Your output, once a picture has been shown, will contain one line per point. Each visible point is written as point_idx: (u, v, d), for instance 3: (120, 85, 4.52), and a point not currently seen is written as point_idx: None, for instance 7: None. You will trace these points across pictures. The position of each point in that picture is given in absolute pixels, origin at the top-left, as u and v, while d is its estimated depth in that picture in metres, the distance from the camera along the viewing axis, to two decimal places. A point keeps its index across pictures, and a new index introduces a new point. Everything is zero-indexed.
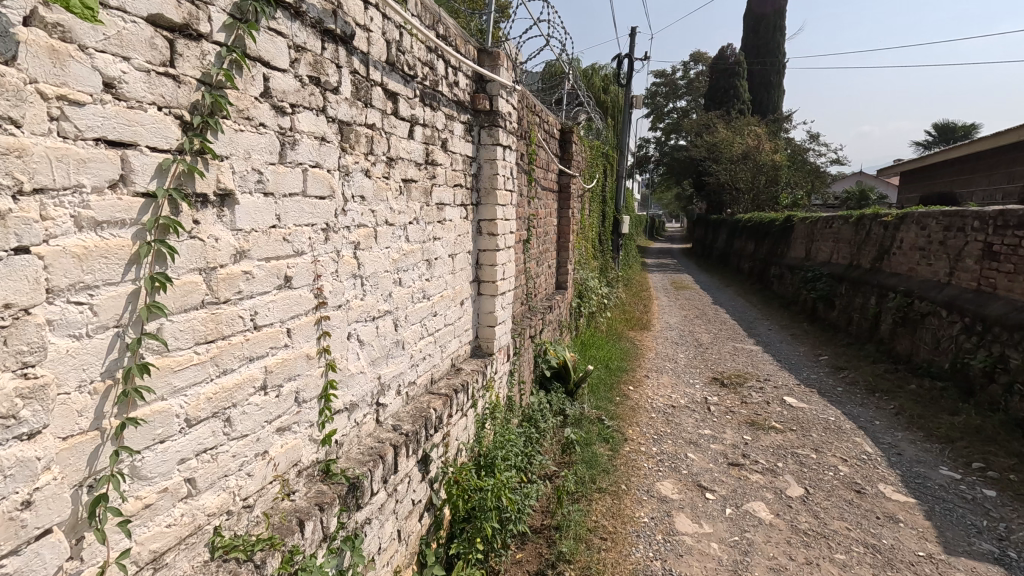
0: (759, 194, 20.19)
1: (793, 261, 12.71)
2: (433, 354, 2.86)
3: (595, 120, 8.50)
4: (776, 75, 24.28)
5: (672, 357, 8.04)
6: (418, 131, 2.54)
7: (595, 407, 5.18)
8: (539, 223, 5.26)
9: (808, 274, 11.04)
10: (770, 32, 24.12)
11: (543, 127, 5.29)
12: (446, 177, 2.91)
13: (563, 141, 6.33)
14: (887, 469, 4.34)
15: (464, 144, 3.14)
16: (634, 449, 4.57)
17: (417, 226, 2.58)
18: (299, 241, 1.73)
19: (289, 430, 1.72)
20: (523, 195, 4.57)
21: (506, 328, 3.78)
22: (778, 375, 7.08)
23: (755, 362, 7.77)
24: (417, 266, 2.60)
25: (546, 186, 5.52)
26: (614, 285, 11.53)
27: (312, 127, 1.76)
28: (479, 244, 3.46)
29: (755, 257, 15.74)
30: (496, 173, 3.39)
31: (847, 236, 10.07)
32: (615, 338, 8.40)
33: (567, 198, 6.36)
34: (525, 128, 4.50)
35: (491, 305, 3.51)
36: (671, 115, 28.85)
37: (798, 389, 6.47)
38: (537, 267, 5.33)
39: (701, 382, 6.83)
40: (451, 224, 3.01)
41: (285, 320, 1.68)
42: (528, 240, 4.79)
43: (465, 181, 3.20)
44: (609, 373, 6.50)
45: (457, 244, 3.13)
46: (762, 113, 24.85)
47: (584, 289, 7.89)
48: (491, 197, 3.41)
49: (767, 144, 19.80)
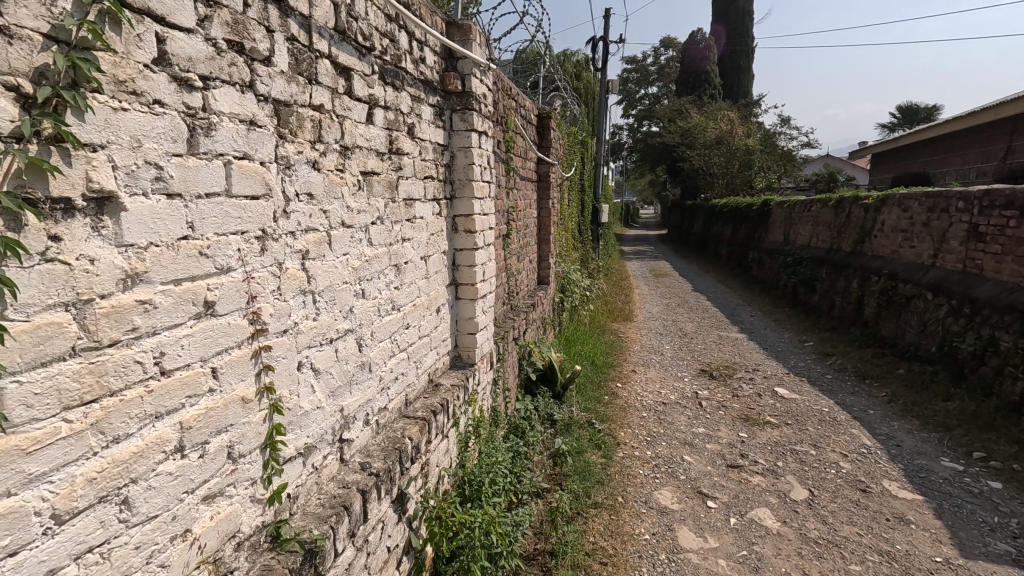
0: (734, 179, 20.20)
1: (772, 245, 12.66)
2: (407, 372, 2.51)
3: (571, 105, 8.16)
4: (746, 60, 24.30)
5: (658, 349, 7.83)
6: (379, 115, 2.16)
7: (584, 410, 4.89)
8: (518, 216, 4.91)
9: (788, 258, 10.98)
10: (739, 16, 24.07)
11: (520, 112, 4.92)
12: (414, 169, 2.54)
13: (540, 127, 5.98)
14: (888, 463, 4.18)
15: (433, 130, 2.77)
16: (628, 454, 4.30)
17: (382, 226, 2.21)
18: (224, 255, 1.35)
19: (221, 495, 1.35)
20: (502, 186, 4.21)
21: (489, 333, 3.44)
22: (766, 364, 6.93)
23: (741, 351, 7.63)
24: (384, 274, 2.24)
25: (524, 175, 5.16)
26: (595, 276, 11.25)
27: (235, 107, 1.38)
28: (455, 243, 3.10)
29: (733, 242, 15.71)
30: (472, 163, 3.02)
31: (827, 219, 10.01)
32: (599, 332, 8.14)
33: (546, 188, 6.02)
34: (501, 112, 4.14)
35: (472, 310, 3.16)
36: (643, 101, 28.69)
37: (788, 379, 6.32)
38: (519, 263, 5.00)
39: (689, 375, 6.63)
40: (422, 223, 2.64)
41: (207, 357, 1.29)
42: (507, 234, 4.44)
43: (437, 173, 2.82)
44: (595, 370, 6.23)
45: (431, 244, 2.76)
46: (734, 97, 24.58)
47: (566, 283, 7.59)
48: (467, 190, 3.05)
49: (740, 129, 19.80)
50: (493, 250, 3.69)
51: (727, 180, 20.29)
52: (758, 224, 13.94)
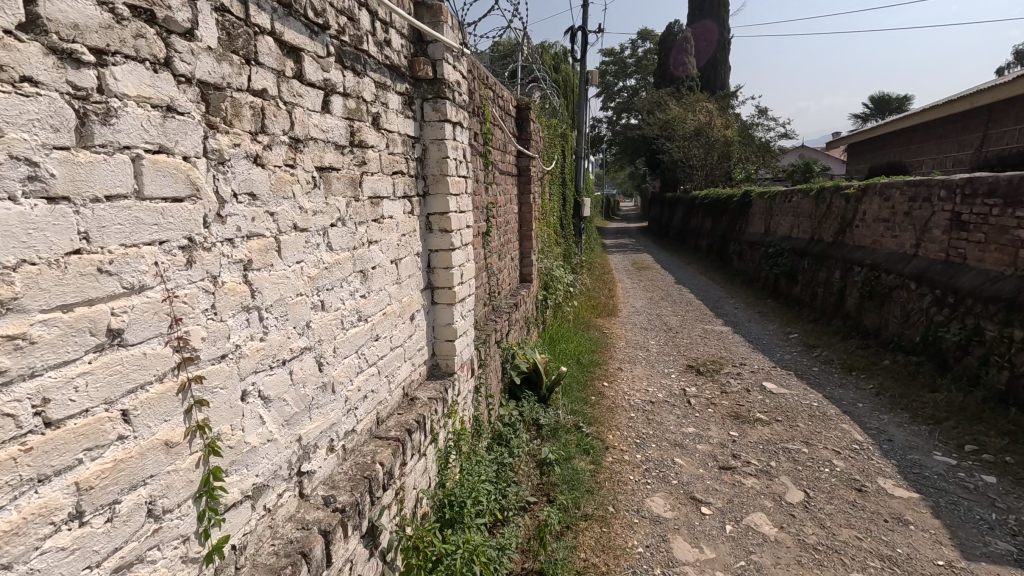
0: (713, 171, 20.24)
1: (752, 236, 12.67)
2: (377, 388, 2.27)
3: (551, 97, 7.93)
4: (722, 51, 24.36)
5: (643, 344, 7.70)
6: (337, 103, 1.92)
7: (571, 413, 4.71)
8: (498, 212, 4.68)
9: (770, 249, 10.96)
10: (715, 8, 24.07)
11: (497, 103, 4.68)
12: (381, 163, 2.29)
13: (519, 119, 5.74)
14: (881, 460, 4.10)
15: (402, 120, 2.52)
16: (617, 459, 4.13)
17: (343, 228, 1.97)
18: (137, 270, 1.10)
19: (140, 562, 1.11)
20: (480, 181, 3.97)
21: (469, 340, 3.22)
22: (753, 358, 6.85)
23: (728, 345, 7.54)
24: (347, 281, 2.00)
25: (503, 169, 4.93)
26: (577, 271, 11.07)
27: (145, 90, 1.13)
28: (429, 244, 2.86)
29: (714, 233, 15.72)
30: (446, 156, 2.79)
31: (808, 210, 10.00)
32: (583, 329, 7.98)
33: (527, 182, 5.80)
34: (477, 103, 3.90)
35: (449, 315, 2.94)
36: (622, 94, 28.59)
37: (775, 373, 6.23)
38: (500, 262, 4.78)
39: (676, 371, 6.51)
40: (392, 223, 2.40)
41: (114, 398, 1.05)
42: (487, 232, 4.22)
43: (407, 168, 2.58)
44: (581, 370, 6.06)
45: (402, 246, 2.52)
46: (711, 88, 24.64)
47: (549, 280, 7.39)
48: (441, 186, 2.81)
49: (719, 120, 19.81)
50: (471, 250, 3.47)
51: (706, 172, 20.32)
52: (738, 215, 13.94)
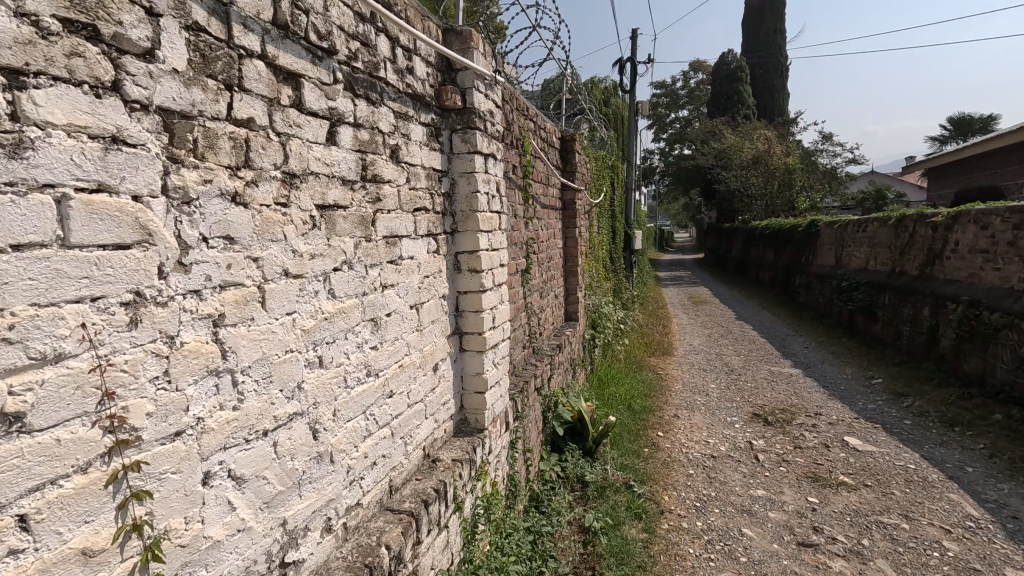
0: (774, 200, 19.24)
1: (821, 269, 11.71)
2: (390, 451, 2.00)
3: (599, 129, 7.71)
4: (780, 79, 23.56)
5: (702, 388, 7.07)
6: (345, 134, 1.73)
7: (620, 468, 4.25)
8: (540, 248, 4.41)
9: (843, 283, 10.03)
10: (770, 35, 23.44)
11: (539, 135, 4.48)
12: (400, 199, 2.08)
13: (564, 151, 5.52)
14: (1006, 545, 3.36)
15: (426, 153, 2.33)
16: (674, 526, 3.62)
17: (350, 273, 1.75)
18: (55, 335, 0.90)
19: None
20: (518, 216, 3.74)
21: (502, 390, 2.91)
22: (830, 407, 6.09)
23: (799, 391, 6.78)
24: (353, 332, 1.76)
25: (546, 203, 4.68)
26: (628, 306, 10.55)
27: (81, 117, 0.95)
28: (457, 285, 2.62)
29: (776, 265, 14.74)
30: (476, 190, 2.56)
31: (886, 240, 9.09)
32: (635, 370, 7.46)
33: (572, 216, 5.52)
34: (515, 134, 3.70)
35: (479, 364, 2.64)
36: (674, 125, 28.14)
37: (858, 426, 5.47)
38: (541, 301, 4.48)
39: (741, 420, 5.86)
40: (411, 264, 2.17)
41: (6, 501, 0.83)
42: (527, 269, 3.95)
43: (432, 204, 2.37)
44: (632, 417, 5.56)
45: (424, 289, 2.29)
46: (768, 116, 23.82)
47: (598, 317, 6.98)
48: (470, 222, 2.58)
49: (779, 148, 18.93)
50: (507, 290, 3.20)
51: (766, 202, 19.36)
52: (804, 246, 13.00)
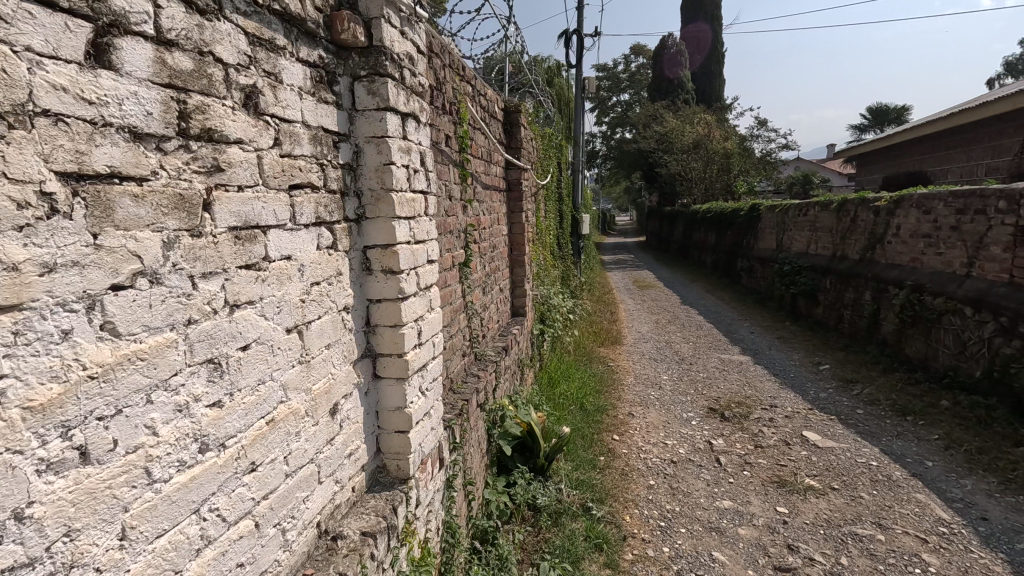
0: (713, 184, 19.50)
1: (763, 253, 11.80)
2: (256, 551, 1.33)
3: (545, 105, 7.08)
4: (717, 64, 23.87)
5: (655, 380, 6.74)
6: (135, 52, 1.01)
7: (575, 486, 3.76)
8: (481, 235, 3.77)
9: (785, 267, 10.07)
10: (708, 20, 23.61)
11: (478, 102, 3.80)
12: (266, 170, 1.38)
13: (507, 125, 4.86)
14: (984, 554, 3.15)
15: (311, 104, 1.61)
16: (638, 557, 3.17)
17: (158, 293, 1.05)
18: None
19: None
20: (452, 197, 3.07)
21: (434, 422, 2.26)
22: (784, 398, 5.91)
23: (751, 380, 6.60)
24: (166, 388, 1.06)
25: (487, 182, 4.03)
26: (577, 294, 10.15)
27: None
28: (368, 291, 1.93)
29: (718, 249, 14.86)
30: (390, 162, 1.88)
31: (827, 225, 9.15)
32: (585, 363, 7.04)
33: (518, 198, 4.89)
34: (447, 97, 3.01)
35: (400, 396, 1.99)
36: (616, 108, 27.99)
37: (814, 418, 5.29)
38: (484, 298, 3.85)
39: (697, 416, 5.54)
40: (288, 269, 1.48)
41: None
42: (465, 261, 3.30)
43: (322, 179, 1.66)
44: (586, 419, 5.11)
45: (311, 302, 1.60)
46: (706, 101, 24.10)
47: (546, 309, 6.45)
48: (383, 205, 1.90)
49: (718, 133, 19.12)
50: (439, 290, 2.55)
51: (705, 187, 19.59)
52: (745, 230, 13.09)
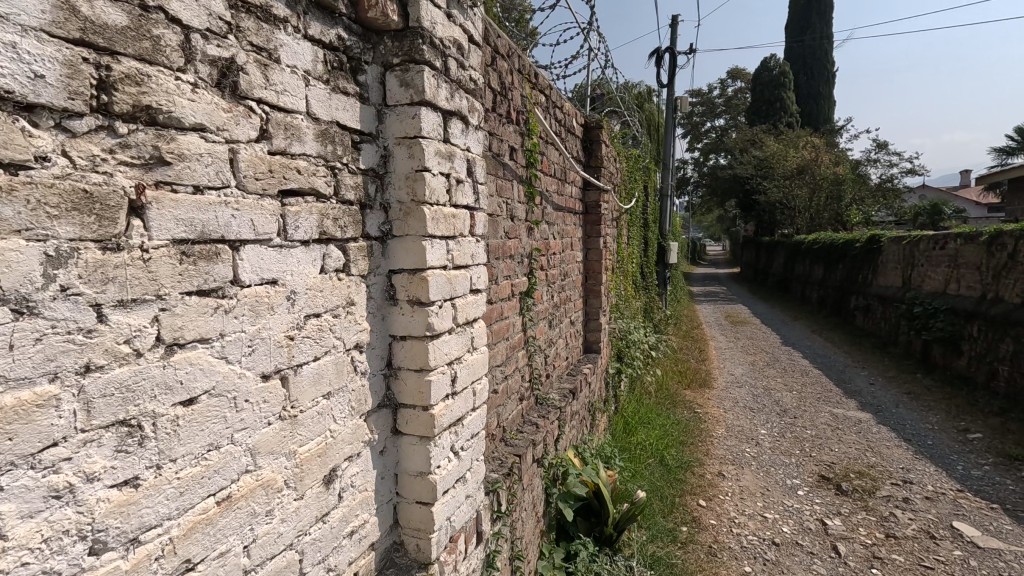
0: (820, 213, 17.67)
1: (884, 291, 10.24)
2: None
3: (632, 124, 6.59)
4: (826, 85, 21.97)
5: (750, 435, 5.82)
6: None
7: (650, 565, 3.13)
8: (549, 261, 3.34)
9: (916, 309, 8.58)
10: (816, 39, 21.84)
11: (553, 114, 3.43)
12: (243, 167, 1.07)
13: (586, 143, 4.45)
14: None
15: (322, 93, 1.30)
16: None
17: (31, 332, 0.74)
18: None
19: None
20: (513, 217, 2.69)
21: (468, 489, 1.83)
22: (920, 472, 4.80)
23: (874, 445, 5.48)
24: (32, 466, 0.75)
25: (560, 203, 3.62)
26: (660, 328, 9.32)
27: None
28: (391, 326, 1.58)
29: (825, 284, 13.23)
30: (424, 167, 1.53)
31: (974, 261, 7.68)
32: (668, 408, 6.28)
33: (596, 222, 4.43)
34: (513, 104, 2.66)
35: (423, 458, 1.59)
36: (710, 134, 26.62)
37: (967, 504, 4.20)
38: (549, 333, 3.40)
39: (805, 485, 4.62)
40: (269, 298, 1.15)
41: None
42: (528, 290, 2.88)
43: (332, 187, 1.34)
44: (666, 478, 4.42)
45: (306, 339, 1.26)
46: (812, 124, 22.17)
47: (625, 345, 5.85)
48: (413, 221, 1.54)
49: (827, 157, 17.34)
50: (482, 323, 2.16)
51: (810, 215, 17.79)
52: (861, 264, 11.49)
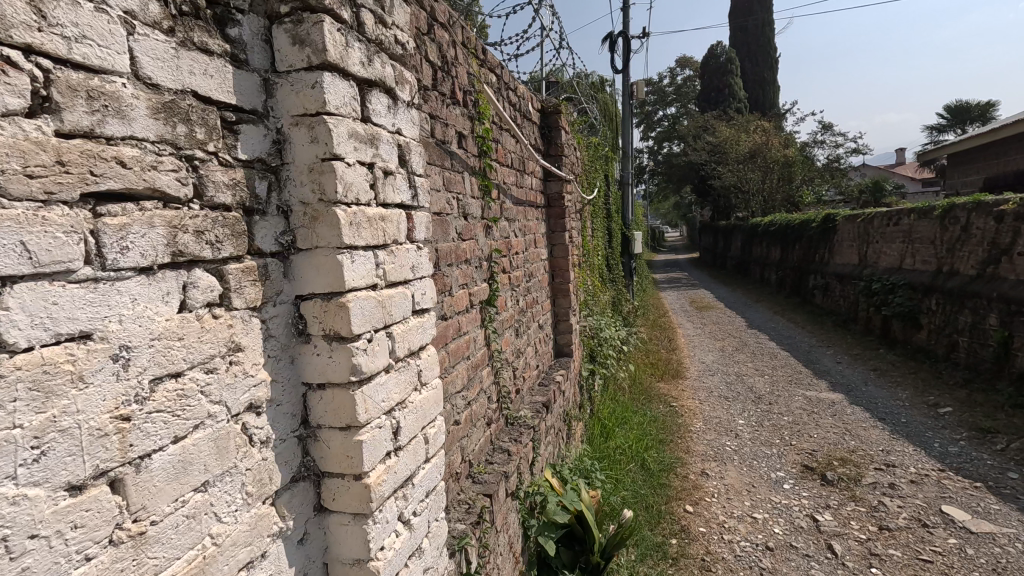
0: (773, 195, 17.99)
1: (841, 268, 10.39)
2: None
3: (590, 111, 6.27)
4: (771, 70, 22.42)
5: (729, 427, 5.64)
6: None
7: None
8: (511, 261, 2.98)
9: (875, 285, 8.70)
10: (759, 26, 22.29)
11: (506, 95, 3.05)
12: None
13: (544, 129, 4.09)
14: None
15: (160, 46, 0.88)
16: None
17: None
18: None
19: None
20: (466, 213, 2.30)
21: (424, 563, 1.44)
22: (900, 454, 4.72)
23: (851, 427, 5.39)
24: None
25: (519, 195, 3.25)
26: (629, 320, 9.12)
27: None
28: (304, 372, 1.17)
29: (784, 264, 13.41)
30: (332, 153, 1.12)
31: (928, 234, 7.81)
32: (643, 404, 6.04)
33: (559, 215, 4.09)
34: (458, 83, 2.27)
35: (358, 542, 1.20)
36: (663, 123, 26.78)
37: (951, 484, 4.12)
38: (517, 342, 3.04)
39: (790, 477, 4.45)
40: (74, 365, 0.72)
41: None
42: (488, 298, 2.51)
43: (188, 186, 0.92)
44: (649, 484, 4.15)
45: (156, 414, 0.84)
46: (760, 109, 22.60)
47: (597, 343, 5.55)
48: (323, 228, 1.14)
49: (777, 140, 17.66)
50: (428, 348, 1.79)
51: (764, 198, 18.10)
52: (818, 243, 11.66)
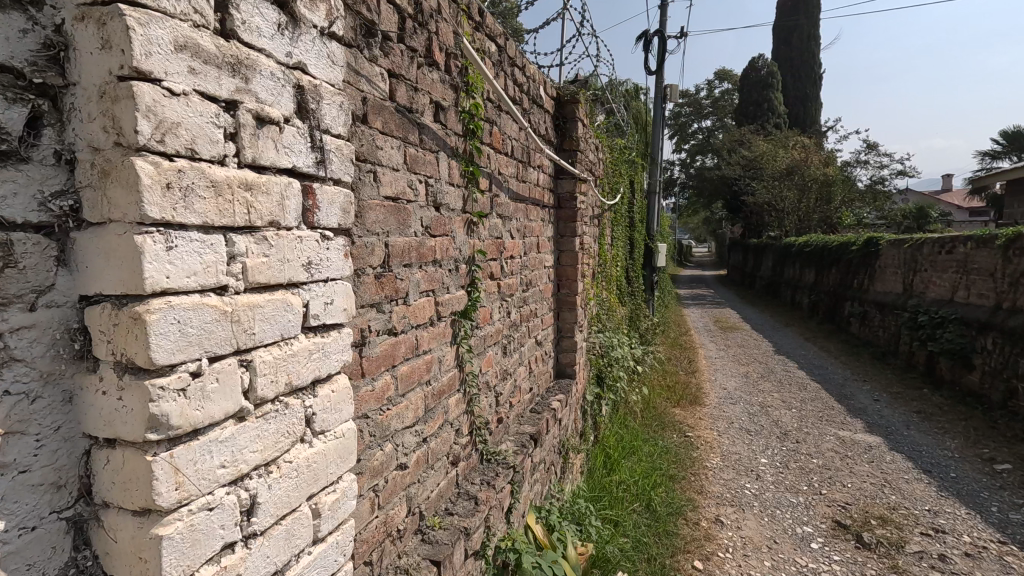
0: (810, 215, 17.08)
1: (882, 296, 9.61)
2: None
3: (616, 110, 5.77)
4: (814, 86, 21.44)
5: (749, 466, 5.05)
6: None
7: None
8: (502, 266, 2.52)
9: (920, 317, 7.95)
10: (803, 40, 21.37)
11: (509, 72, 2.61)
12: None
13: (558, 122, 3.62)
14: None
15: None
16: None
17: None
18: None
19: None
20: (439, 203, 1.86)
21: None
22: (951, 517, 4.07)
23: (891, 479, 4.74)
24: None
25: (520, 190, 2.79)
26: (647, 338, 8.55)
27: None
28: (86, 417, 0.75)
29: (817, 289, 12.61)
30: (131, 66, 0.69)
31: (987, 266, 7.06)
32: (654, 433, 5.48)
33: (570, 218, 3.62)
34: (439, 42, 1.84)
35: None
36: (696, 136, 25.95)
37: (1015, 563, 3.48)
38: (503, 362, 2.57)
39: (819, 534, 3.87)
40: None
41: None
42: (465, 310, 2.06)
43: None
44: (653, 531, 3.62)
45: None
46: (800, 125, 21.62)
47: (606, 363, 5.04)
48: (117, 190, 0.70)
49: (817, 158, 16.77)
50: (350, 372, 1.36)
51: (799, 218, 17.20)
52: (857, 268, 10.86)
